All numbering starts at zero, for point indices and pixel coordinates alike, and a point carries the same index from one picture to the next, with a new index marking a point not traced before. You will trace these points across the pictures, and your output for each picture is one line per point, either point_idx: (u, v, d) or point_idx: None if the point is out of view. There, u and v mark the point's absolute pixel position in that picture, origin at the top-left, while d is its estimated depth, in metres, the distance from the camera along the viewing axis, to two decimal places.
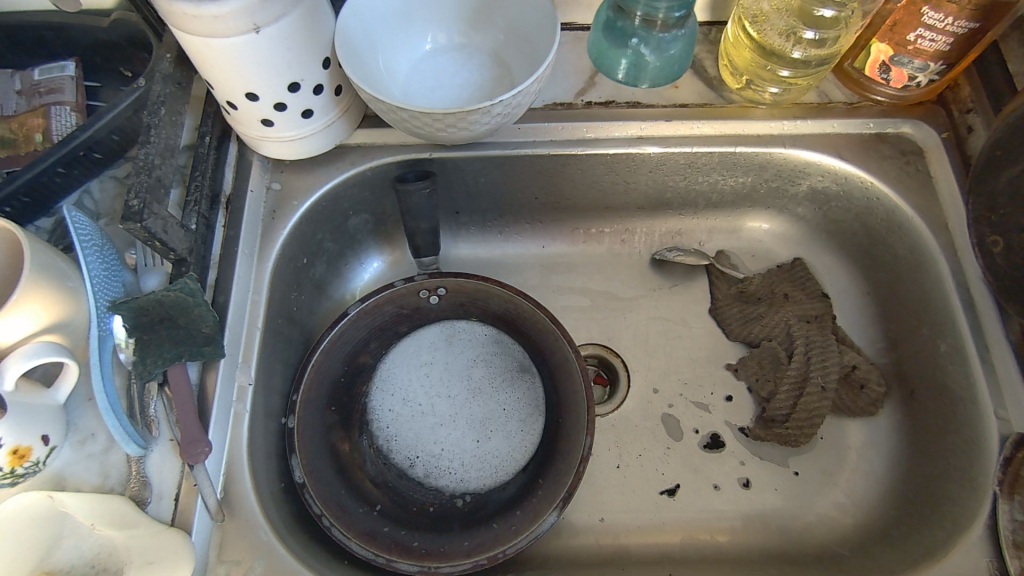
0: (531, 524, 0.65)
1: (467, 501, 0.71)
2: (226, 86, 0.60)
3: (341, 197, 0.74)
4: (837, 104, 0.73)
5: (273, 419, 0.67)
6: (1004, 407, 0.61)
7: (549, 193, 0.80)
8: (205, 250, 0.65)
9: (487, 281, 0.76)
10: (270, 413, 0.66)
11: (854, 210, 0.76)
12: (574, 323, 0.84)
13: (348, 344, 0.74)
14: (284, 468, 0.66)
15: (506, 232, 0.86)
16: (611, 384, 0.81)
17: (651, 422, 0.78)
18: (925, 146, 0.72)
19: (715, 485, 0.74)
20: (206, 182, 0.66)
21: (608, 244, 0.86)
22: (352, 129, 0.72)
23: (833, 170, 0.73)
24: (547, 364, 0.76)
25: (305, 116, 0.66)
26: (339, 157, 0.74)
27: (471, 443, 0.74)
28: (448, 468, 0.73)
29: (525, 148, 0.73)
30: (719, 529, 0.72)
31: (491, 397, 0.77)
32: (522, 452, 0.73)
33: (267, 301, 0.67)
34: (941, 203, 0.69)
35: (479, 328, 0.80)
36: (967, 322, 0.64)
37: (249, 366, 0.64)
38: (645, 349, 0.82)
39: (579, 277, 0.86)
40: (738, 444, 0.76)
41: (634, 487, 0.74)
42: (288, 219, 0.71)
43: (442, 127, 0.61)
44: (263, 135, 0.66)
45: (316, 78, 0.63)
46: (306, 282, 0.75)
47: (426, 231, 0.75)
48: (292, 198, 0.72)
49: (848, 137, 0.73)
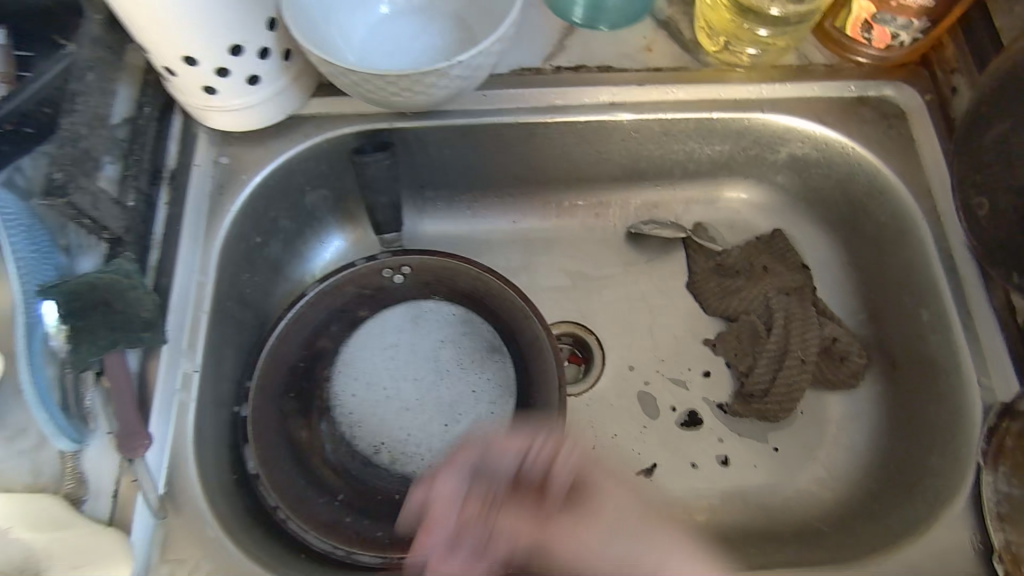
0: (503, 512, 0.62)
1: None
2: (161, 49, 0.55)
3: (295, 170, 0.70)
4: (816, 67, 0.70)
5: (225, 408, 0.64)
6: (988, 377, 0.58)
7: (518, 165, 0.76)
8: (145, 229, 0.61)
9: (456, 258, 0.75)
10: (221, 402, 0.63)
11: (834, 178, 0.72)
12: (547, 301, 0.80)
13: (308, 330, 0.72)
14: (238, 460, 0.63)
15: (475, 208, 0.82)
16: (587, 362, 0.78)
17: (626, 401, 0.75)
18: (907, 109, 0.69)
19: (692, 464, 0.72)
20: (145, 155, 0.62)
21: (582, 218, 0.83)
22: (305, 99, 0.67)
23: (815, 136, 0.70)
24: (518, 344, 0.73)
25: (252, 83, 0.60)
26: (291, 128, 0.69)
27: (440, 427, 0.70)
28: (415, 454, 0.69)
29: (491, 116, 0.70)
30: (697, 509, 0.70)
31: (460, 380, 0.73)
32: (494, 436, 0.70)
33: (215, 283, 0.63)
34: (925, 168, 0.66)
35: (446, 307, 0.76)
36: (951, 289, 0.62)
37: (196, 352, 0.60)
38: (620, 327, 0.79)
39: (552, 253, 0.82)
40: (716, 420, 0.73)
41: (609, 469, 0.72)
42: (236, 194, 0.66)
43: (397, 91, 0.57)
44: (207, 105, 0.61)
45: (261, 41, 0.58)
46: (261, 262, 0.71)
47: (386, 206, 0.71)
48: (240, 171, 0.67)
49: (829, 101, 0.69)
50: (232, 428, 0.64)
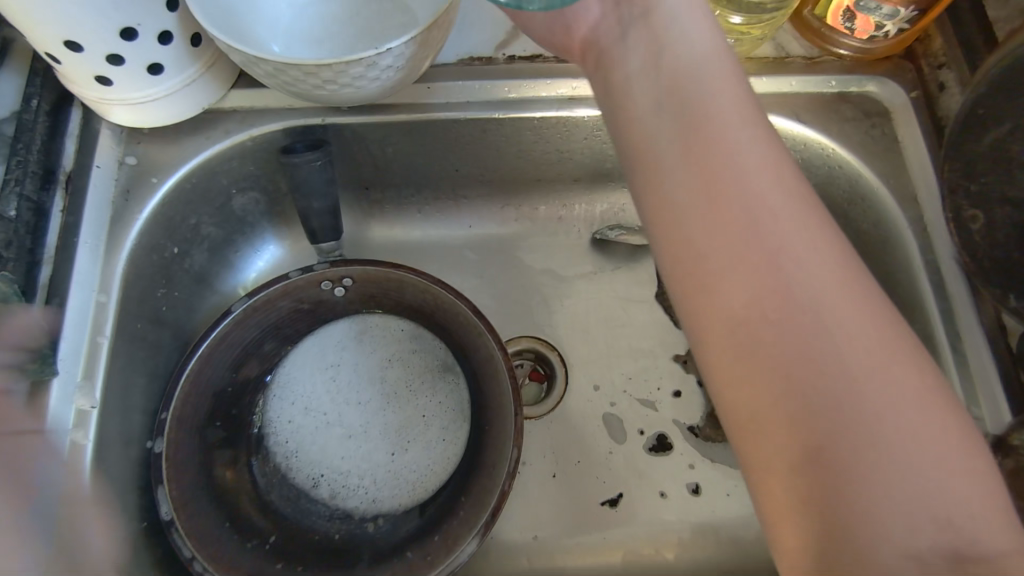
0: (447, 554, 0.56)
1: (380, 523, 0.62)
2: (37, 33, 0.47)
3: (217, 171, 0.62)
4: (794, 59, 0.64)
5: (134, 445, 0.56)
6: (977, 405, 0.54)
7: (472, 165, 0.69)
8: (34, 241, 0.52)
9: (400, 268, 0.65)
10: (130, 441, 0.55)
11: (813, 181, 0.66)
12: (505, 314, 0.74)
13: (232, 348, 0.63)
14: (147, 504, 0.55)
15: (425, 210, 0.74)
16: (548, 380, 0.72)
17: (590, 423, 0.69)
18: (890, 107, 0.63)
19: (661, 493, 0.67)
20: (32, 156, 0.53)
21: (544, 222, 0.76)
22: (223, 90, 0.60)
23: (792, 135, 0.64)
24: (470, 364, 0.66)
25: (154, 73, 0.52)
26: (211, 124, 0.61)
27: (385, 456, 0.65)
28: (358, 487, 0.64)
29: (439, 111, 0.62)
30: (667, 543, 0.65)
31: (408, 403, 0.67)
32: (444, 465, 0.64)
33: (119, 304, 0.55)
34: (911, 172, 0.61)
35: (394, 323, 0.70)
36: (938, 307, 0.57)
37: (94, 385, 0.52)
38: (584, 341, 0.73)
39: (512, 261, 0.76)
40: (686, 444, 0.68)
41: (572, 499, 0.66)
42: (145, 201, 0.58)
43: (319, 82, 0.49)
44: (103, 97, 0.53)
45: (160, 24, 0.50)
46: (180, 275, 0.62)
47: (321, 212, 0.63)
48: (150, 173, 0.59)
49: (808, 97, 0.64)
50: (139, 468, 0.55)
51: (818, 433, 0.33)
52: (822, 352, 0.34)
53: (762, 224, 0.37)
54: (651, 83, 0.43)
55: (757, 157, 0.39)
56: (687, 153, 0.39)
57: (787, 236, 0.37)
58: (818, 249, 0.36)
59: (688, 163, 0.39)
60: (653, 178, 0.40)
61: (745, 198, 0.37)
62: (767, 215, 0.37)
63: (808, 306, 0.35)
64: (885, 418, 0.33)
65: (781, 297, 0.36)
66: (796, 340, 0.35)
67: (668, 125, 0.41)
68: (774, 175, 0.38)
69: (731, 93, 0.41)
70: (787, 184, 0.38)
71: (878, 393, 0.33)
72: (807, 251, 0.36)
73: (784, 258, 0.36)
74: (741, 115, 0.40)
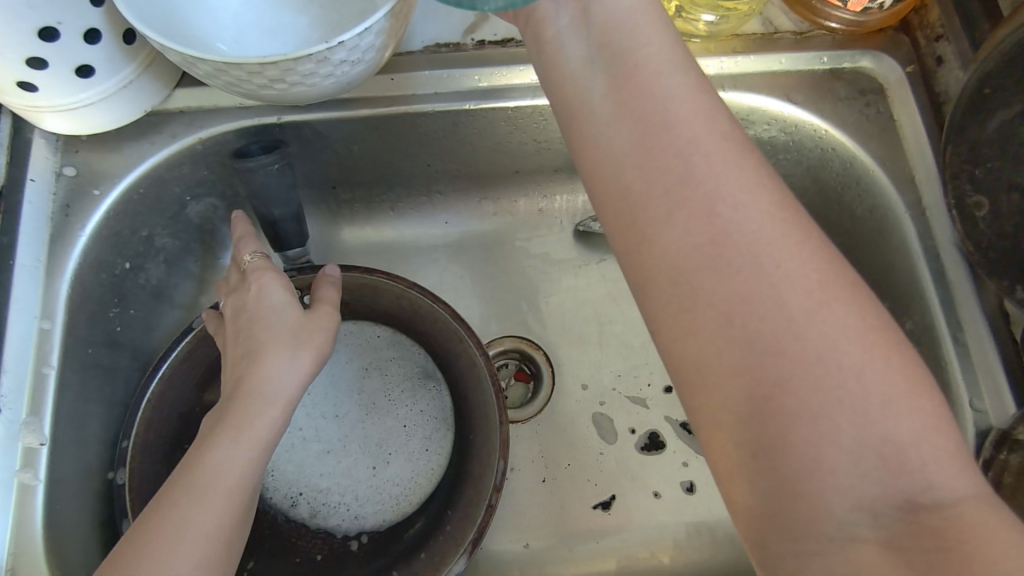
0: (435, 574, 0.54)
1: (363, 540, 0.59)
2: None
3: (167, 178, 0.57)
4: (783, 35, 0.60)
5: (93, 479, 0.52)
6: (980, 396, 0.52)
7: (446, 159, 0.65)
8: None
9: (373, 273, 0.61)
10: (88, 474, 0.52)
11: (805, 164, 0.63)
12: (487, 313, 0.70)
13: (199, 366, 0.58)
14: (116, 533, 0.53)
15: (399, 208, 0.70)
16: (534, 380, 0.69)
17: (579, 424, 0.67)
18: (886, 83, 0.60)
19: (654, 492, 0.64)
20: None
21: (525, 215, 0.72)
22: (166, 91, 0.55)
23: (783, 117, 0.60)
24: (453, 372, 0.63)
25: (84, 76, 0.47)
26: (158, 127, 0.56)
27: (366, 471, 0.62)
28: (339, 504, 0.61)
29: (406, 105, 0.58)
30: (662, 546, 0.63)
31: (388, 413, 0.64)
32: (428, 477, 0.61)
33: (65, 331, 0.51)
34: (908, 153, 0.58)
35: (370, 329, 0.66)
36: (938, 296, 0.55)
37: (42, 421, 0.49)
38: (571, 339, 0.70)
39: (492, 256, 0.72)
40: (679, 442, 0.66)
41: (563, 504, 0.64)
42: (87, 215, 0.54)
43: (266, 82, 0.45)
44: (31, 106, 0.48)
45: (85, 22, 0.44)
46: (136, 292, 0.58)
47: (286, 220, 0.59)
48: (92, 185, 0.54)
49: (798, 76, 0.60)
50: (104, 499, 0.53)
51: (764, 382, 0.30)
52: (756, 291, 0.30)
53: (696, 170, 0.33)
54: (581, 42, 0.39)
55: (683, 101, 0.35)
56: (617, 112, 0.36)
57: (717, 179, 0.33)
58: (751, 191, 0.32)
59: (619, 122, 0.36)
60: (590, 140, 0.37)
61: (677, 145, 0.34)
62: (699, 158, 0.33)
63: (746, 250, 0.31)
64: (828, 360, 0.29)
65: (719, 244, 0.32)
66: (740, 289, 0.31)
67: (599, 82, 0.38)
68: (702, 114, 0.35)
69: (656, 41, 0.37)
70: (719, 128, 0.34)
71: (817, 337, 0.29)
72: (737, 192, 0.32)
73: (720, 206, 0.32)
74: (668, 61, 0.36)
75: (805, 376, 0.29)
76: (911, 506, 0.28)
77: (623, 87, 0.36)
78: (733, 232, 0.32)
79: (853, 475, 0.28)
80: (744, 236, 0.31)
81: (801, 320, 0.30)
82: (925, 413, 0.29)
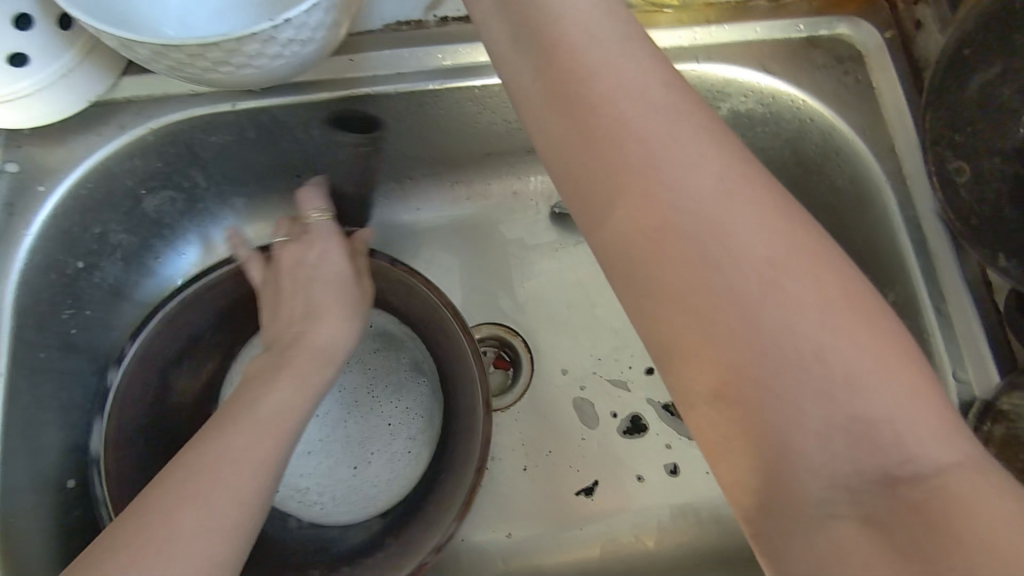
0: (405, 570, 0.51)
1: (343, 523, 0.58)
2: None
3: (119, 171, 0.55)
4: (757, 3, 0.58)
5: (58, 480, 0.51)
6: (963, 368, 0.51)
7: (413, 143, 0.63)
8: None
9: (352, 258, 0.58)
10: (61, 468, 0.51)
11: (784, 136, 0.61)
12: (464, 300, 0.69)
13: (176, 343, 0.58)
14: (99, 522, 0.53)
15: (370, 196, 0.68)
16: (514, 367, 0.67)
17: (560, 410, 0.65)
18: (864, 50, 0.58)
19: (637, 476, 0.63)
20: None
21: (499, 197, 0.70)
22: (112, 79, 0.52)
23: (760, 88, 0.59)
24: (441, 356, 0.61)
25: (16, 64, 0.45)
26: (105, 118, 0.53)
27: (346, 471, 0.60)
28: (313, 502, 0.59)
29: (363, 87, 0.55)
30: (647, 530, 0.62)
31: (373, 410, 0.62)
32: (411, 476, 0.60)
33: (13, 335, 0.49)
34: (888, 121, 0.57)
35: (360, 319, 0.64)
36: (919, 266, 0.54)
37: None
38: (550, 323, 0.68)
39: (467, 242, 0.70)
40: (662, 424, 0.65)
41: (546, 491, 0.63)
42: (32, 213, 0.51)
43: (209, 65, 0.42)
44: None
45: None
46: (91, 290, 0.56)
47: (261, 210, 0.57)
48: (37, 181, 0.52)
49: (774, 45, 0.58)
50: (71, 499, 0.52)
51: (731, 364, 0.28)
52: (707, 281, 0.29)
53: (647, 148, 0.30)
54: None
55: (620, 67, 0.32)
56: (551, 88, 0.33)
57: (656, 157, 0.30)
58: (703, 164, 0.30)
59: (560, 104, 0.33)
60: None
61: (609, 130, 0.31)
62: (634, 141, 0.31)
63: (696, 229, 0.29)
64: (791, 338, 0.28)
65: (668, 229, 0.29)
66: (695, 271, 0.29)
67: None
68: (651, 83, 0.32)
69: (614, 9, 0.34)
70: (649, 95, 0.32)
71: (778, 313, 0.28)
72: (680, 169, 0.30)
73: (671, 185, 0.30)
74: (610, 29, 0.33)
75: (765, 355, 0.28)
76: (887, 481, 0.27)
77: (552, 61, 0.33)
78: (682, 209, 0.29)
79: (827, 457, 0.27)
80: (695, 211, 0.29)
81: (761, 294, 0.28)
82: (900, 390, 0.27)
